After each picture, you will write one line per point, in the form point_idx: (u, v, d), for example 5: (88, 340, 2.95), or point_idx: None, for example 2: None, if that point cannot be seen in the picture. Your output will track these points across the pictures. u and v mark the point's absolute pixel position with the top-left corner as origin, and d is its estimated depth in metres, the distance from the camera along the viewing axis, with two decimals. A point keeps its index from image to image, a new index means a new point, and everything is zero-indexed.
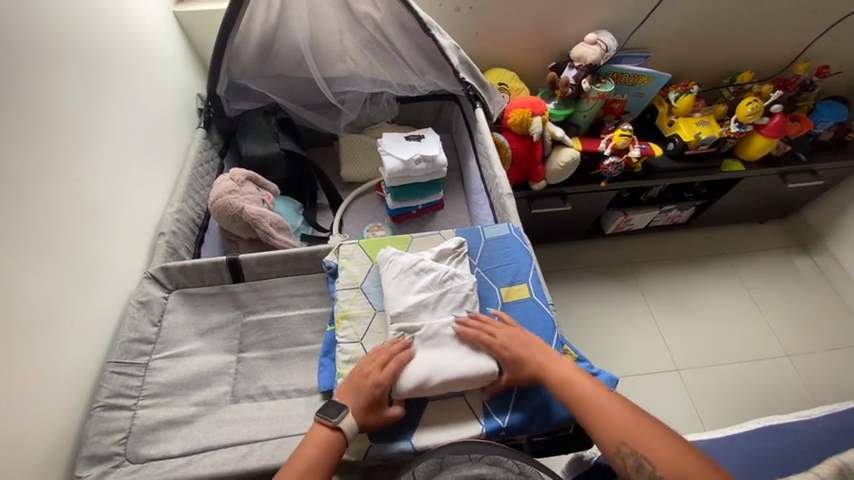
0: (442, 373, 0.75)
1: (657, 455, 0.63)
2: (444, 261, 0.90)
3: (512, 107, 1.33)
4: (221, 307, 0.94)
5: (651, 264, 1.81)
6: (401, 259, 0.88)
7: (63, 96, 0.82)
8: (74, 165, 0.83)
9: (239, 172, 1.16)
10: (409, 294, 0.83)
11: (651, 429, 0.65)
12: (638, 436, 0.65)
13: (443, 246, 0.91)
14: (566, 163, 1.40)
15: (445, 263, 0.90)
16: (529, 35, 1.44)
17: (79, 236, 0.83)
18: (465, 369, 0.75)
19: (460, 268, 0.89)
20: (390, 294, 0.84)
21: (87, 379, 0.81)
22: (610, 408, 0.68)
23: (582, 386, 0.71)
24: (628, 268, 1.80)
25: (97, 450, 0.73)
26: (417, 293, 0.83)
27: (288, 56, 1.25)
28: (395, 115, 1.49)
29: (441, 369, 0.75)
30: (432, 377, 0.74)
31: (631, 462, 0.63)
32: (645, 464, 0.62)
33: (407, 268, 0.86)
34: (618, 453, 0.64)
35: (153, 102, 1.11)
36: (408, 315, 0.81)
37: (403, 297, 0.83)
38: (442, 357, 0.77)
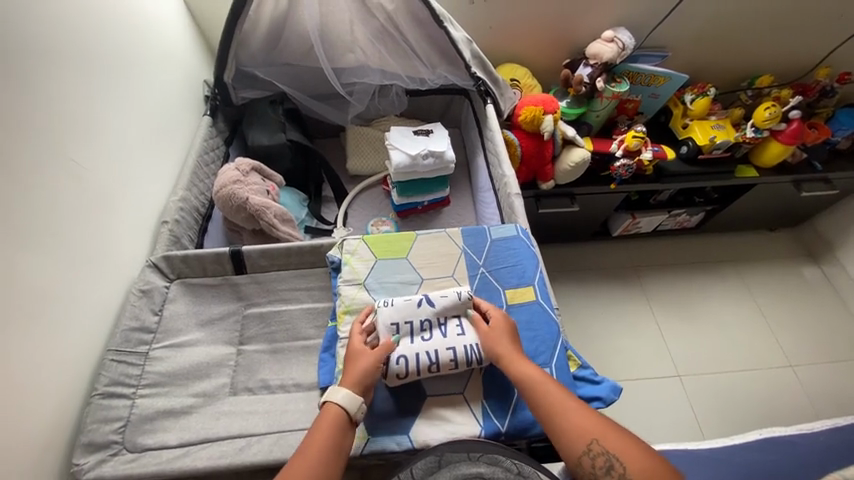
0: (421, 305, 0.80)
1: (624, 453, 0.61)
2: (442, 303, 0.80)
3: (524, 104, 1.31)
4: (222, 298, 0.94)
5: (657, 269, 1.79)
6: (394, 303, 0.80)
7: (66, 79, 0.81)
8: (78, 151, 0.82)
9: (243, 162, 1.14)
10: (408, 345, 0.76)
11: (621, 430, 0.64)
12: (605, 436, 0.63)
13: (444, 299, 0.81)
14: (576, 163, 1.36)
15: (443, 305, 0.80)
16: (543, 31, 1.41)
17: (79, 224, 0.82)
18: (440, 297, 0.81)
19: (457, 305, 0.81)
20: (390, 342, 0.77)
21: (88, 365, 0.81)
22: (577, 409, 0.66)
23: (552, 385, 0.69)
24: (633, 272, 1.78)
25: (95, 438, 0.73)
26: (415, 341, 0.77)
27: (297, 46, 1.22)
28: (404, 108, 1.47)
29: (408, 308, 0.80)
30: (410, 310, 0.80)
31: (599, 463, 0.61)
32: (616, 465, 0.60)
33: (400, 313, 0.79)
34: (587, 454, 0.62)
35: (159, 87, 1.09)
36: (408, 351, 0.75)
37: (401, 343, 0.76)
38: (406, 309, 0.80)
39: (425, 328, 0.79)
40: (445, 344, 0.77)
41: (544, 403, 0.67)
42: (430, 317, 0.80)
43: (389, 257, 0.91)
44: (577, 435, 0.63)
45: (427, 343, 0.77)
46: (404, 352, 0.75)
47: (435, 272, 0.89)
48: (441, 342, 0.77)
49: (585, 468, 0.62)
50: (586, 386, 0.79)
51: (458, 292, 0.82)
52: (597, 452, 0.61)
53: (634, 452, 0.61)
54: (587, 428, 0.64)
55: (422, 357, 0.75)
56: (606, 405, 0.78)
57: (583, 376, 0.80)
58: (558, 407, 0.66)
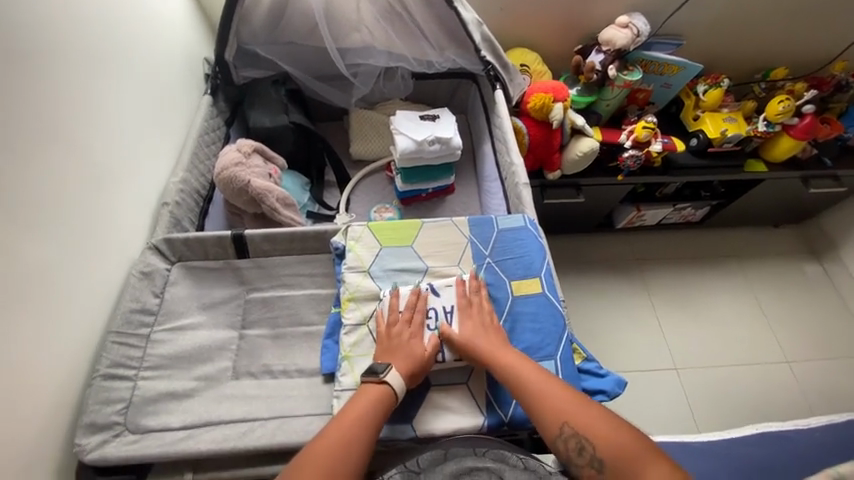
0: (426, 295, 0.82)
1: (595, 434, 0.62)
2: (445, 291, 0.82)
3: (533, 91, 1.28)
4: (224, 282, 0.92)
5: (660, 263, 1.78)
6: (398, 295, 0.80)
7: (64, 51, 0.78)
8: (77, 127, 0.80)
9: (246, 143, 1.12)
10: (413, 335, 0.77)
11: (596, 410, 0.65)
12: (578, 419, 0.64)
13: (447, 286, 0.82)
14: (584, 152, 1.34)
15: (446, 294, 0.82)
16: (556, 15, 1.36)
17: (80, 203, 0.80)
18: (445, 286, 0.82)
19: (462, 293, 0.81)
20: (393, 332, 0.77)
21: (90, 346, 0.80)
22: (552, 392, 0.67)
23: (527, 370, 0.70)
24: (635, 265, 1.77)
25: (97, 419, 0.72)
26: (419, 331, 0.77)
27: (301, 23, 1.18)
28: (410, 92, 1.43)
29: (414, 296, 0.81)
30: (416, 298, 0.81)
31: (571, 444, 0.63)
32: (586, 446, 0.62)
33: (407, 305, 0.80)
34: (559, 436, 0.64)
35: (159, 64, 1.06)
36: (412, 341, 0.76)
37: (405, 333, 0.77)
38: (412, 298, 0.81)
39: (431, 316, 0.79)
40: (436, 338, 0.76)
41: (520, 389, 0.68)
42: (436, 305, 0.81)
43: (395, 245, 0.89)
44: (550, 419, 0.65)
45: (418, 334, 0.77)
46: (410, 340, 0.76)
47: (440, 261, 0.88)
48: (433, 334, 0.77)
49: (559, 450, 0.63)
50: (591, 379, 0.79)
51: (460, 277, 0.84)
52: (569, 435, 0.63)
53: (606, 434, 0.62)
54: (560, 411, 0.65)
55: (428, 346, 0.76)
56: (610, 398, 0.78)
57: (588, 369, 0.80)
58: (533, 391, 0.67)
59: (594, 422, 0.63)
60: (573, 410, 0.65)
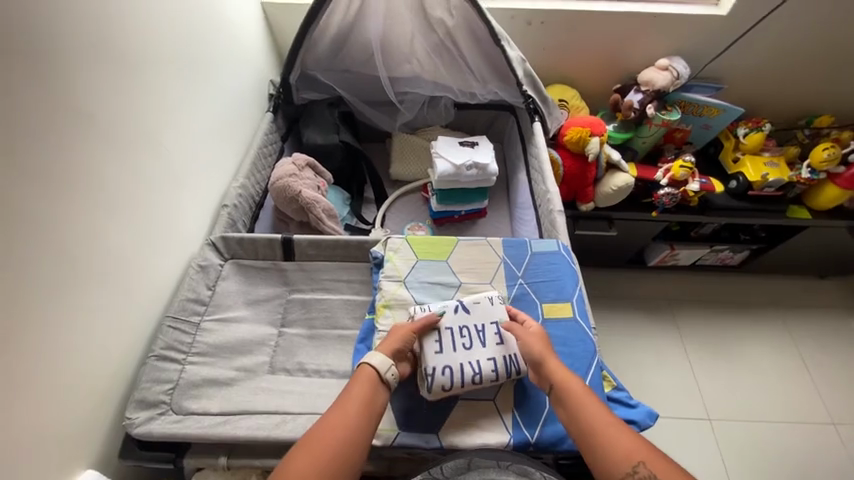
0: (458, 312, 0.83)
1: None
2: (476, 307, 0.84)
3: (570, 124, 1.33)
4: (269, 281, 0.99)
5: (693, 305, 1.73)
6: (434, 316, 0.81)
7: (161, 70, 0.91)
8: (162, 133, 0.92)
9: (300, 157, 1.22)
10: (450, 357, 0.78)
11: (669, 459, 0.60)
12: (652, 461, 0.59)
13: (478, 303, 0.84)
14: (618, 187, 1.37)
15: (477, 310, 0.83)
16: (596, 56, 1.43)
17: (157, 198, 0.91)
18: (475, 302, 0.84)
19: (494, 311, 0.83)
20: (431, 354, 0.78)
21: (147, 327, 0.88)
22: (619, 430, 0.63)
23: (591, 402, 0.67)
24: (667, 304, 1.72)
25: (147, 396, 0.78)
26: (457, 352, 0.79)
27: (358, 54, 1.30)
28: (451, 120, 1.52)
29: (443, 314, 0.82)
30: (449, 316, 0.82)
31: None
32: None
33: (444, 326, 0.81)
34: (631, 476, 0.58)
35: (232, 84, 1.20)
36: (451, 363, 0.77)
37: (444, 355, 0.78)
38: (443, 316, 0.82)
39: (465, 335, 0.81)
40: (495, 354, 0.79)
41: (583, 419, 0.66)
42: (467, 323, 0.82)
43: (432, 258, 0.94)
44: (619, 456, 0.60)
45: (476, 347, 0.80)
46: (448, 362, 0.77)
47: (474, 278, 0.91)
48: (497, 350, 0.79)
49: None
50: (620, 408, 0.78)
51: (491, 297, 0.85)
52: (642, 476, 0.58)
53: None
54: (630, 450, 0.60)
55: (465, 366, 0.77)
56: (640, 430, 0.76)
57: (618, 397, 0.79)
58: (596, 423, 0.65)
59: (668, 469, 0.58)
60: (646, 451, 0.60)
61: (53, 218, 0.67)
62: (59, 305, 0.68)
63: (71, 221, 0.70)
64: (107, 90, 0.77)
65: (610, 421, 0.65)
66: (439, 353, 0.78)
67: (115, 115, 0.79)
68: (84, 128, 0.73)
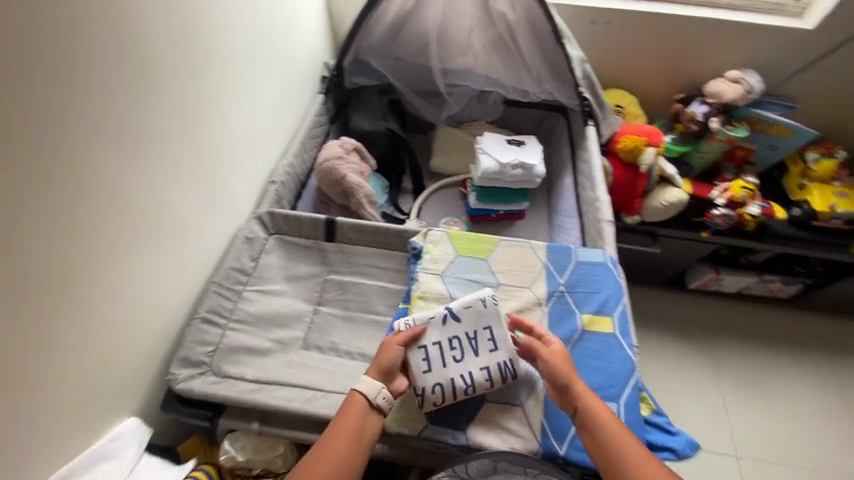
0: (446, 322, 0.78)
1: None
2: (467, 315, 0.79)
3: (625, 132, 1.29)
4: (309, 260, 1.01)
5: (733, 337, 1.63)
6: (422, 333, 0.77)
7: (229, 45, 0.95)
8: (224, 106, 0.96)
9: (348, 142, 1.23)
10: (440, 372, 0.75)
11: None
12: None
13: (468, 311, 0.79)
14: (670, 202, 1.31)
15: (467, 318, 0.79)
16: (658, 63, 1.37)
17: (214, 167, 0.95)
18: (463, 309, 0.79)
19: (486, 322, 0.79)
20: (420, 373, 0.75)
21: (195, 290, 0.93)
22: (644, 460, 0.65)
23: (618, 429, 0.68)
24: (704, 332, 1.64)
25: (190, 355, 0.83)
26: (446, 367, 0.76)
27: (412, 43, 1.28)
28: (498, 115, 1.47)
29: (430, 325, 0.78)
30: (437, 329, 0.78)
31: None
32: None
33: (432, 342, 0.77)
34: None
35: (290, 65, 1.23)
36: (441, 381, 0.74)
37: (433, 373, 0.75)
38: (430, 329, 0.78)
39: (455, 346, 0.77)
40: (488, 362, 0.76)
41: (610, 447, 0.67)
42: (457, 333, 0.78)
43: (471, 255, 0.93)
44: None
45: (467, 354, 0.77)
46: (439, 379, 0.74)
47: (513, 281, 0.88)
48: (490, 358, 0.76)
49: None
50: (656, 432, 0.76)
51: (534, 292, 0.87)
52: None
53: None
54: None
55: (457, 379, 0.75)
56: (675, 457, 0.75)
57: (655, 421, 0.77)
58: (624, 452, 0.66)
59: None
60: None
61: (124, 177, 0.72)
62: (121, 259, 0.73)
63: (138, 182, 0.75)
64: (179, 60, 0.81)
65: (637, 450, 0.66)
66: (427, 372, 0.75)
67: (184, 85, 0.83)
68: (155, 95, 0.76)
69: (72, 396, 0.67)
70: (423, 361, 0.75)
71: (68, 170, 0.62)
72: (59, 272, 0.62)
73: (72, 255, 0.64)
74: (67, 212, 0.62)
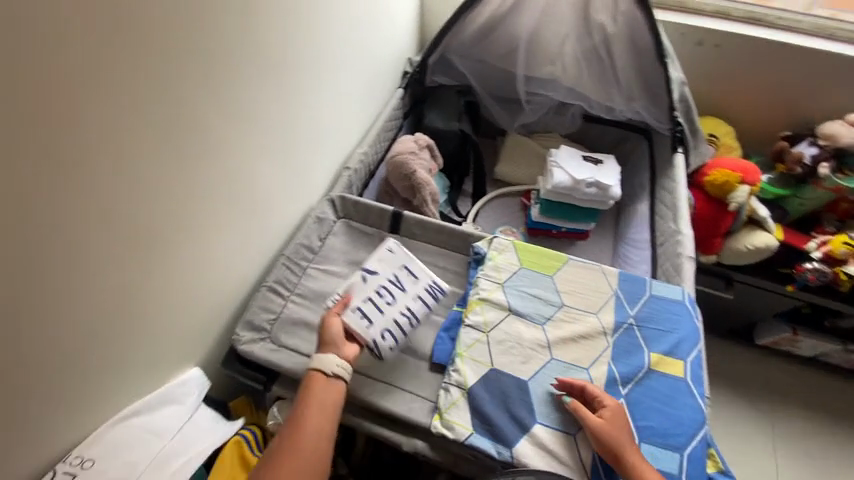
0: (367, 281, 0.85)
1: None
2: (377, 264, 0.88)
3: (717, 164, 1.19)
4: (370, 248, 1.03)
5: (827, 413, 1.37)
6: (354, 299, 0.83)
7: (329, 32, 1.00)
8: (316, 88, 1.01)
9: (422, 138, 1.24)
10: (385, 321, 0.82)
11: None
12: None
13: (377, 261, 0.87)
14: (757, 247, 1.20)
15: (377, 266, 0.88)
16: (769, 94, 1.25)
17: (299, 145, 1.00)
18: (373, 262, 0.88)
19: (400, 268, 0.88)
20: (371, 332, 0.80)
21: (265, 259, 0.98)
22: None
23: None
24: (786, 402, 1.40)
25: (254, 319, 0.88)
26: (385, 315, 0.82)
27: (502, 44, 1.26)
28: (573, 129, 1.40)
29: (354, 287, 0.85)
30: (362, 289, 0.84)
31: None
32: None
33: (365, 304, 0.83)
34: None
35: (378, 58, 1.28)
36: (389, 329, 0.81)
37: (378, 324, 0.81)
38: (357, 291, 0.84)
39: (385, 294, 0.84)
40: (417, 293, 0.86)
41: None
42: (383, 283, 0.86)
43: (537, 270, 0.90)
44: None
45: (400, 293, 0.85)
46: (384, 326, 0.81)
47: (578, 303, 0.85)
48: (415, 290, 0.86)
49: None
50: None
51: (600, 320, 0.82)
52: None
53: None
54: None
55: (400, 318, 0.83)
56: None
57: None
58: None
59: None
60: None
61: (220, 142, 0.78)
62: (206, 216, 0.79)
63: (229, 147, 0.80)
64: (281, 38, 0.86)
65: None
66: (369, 327, 0.80)
67: (281, 62, 0.87)
68: (258, 70, 0.83)
69: (151, 334, 0.74)
70: (364, 322, 0.81)
71: (175, 127, 0.68)
72: (157, 219, 0.69)
73: (166, 205, 0.70)
74: (167, 164, 0.68)
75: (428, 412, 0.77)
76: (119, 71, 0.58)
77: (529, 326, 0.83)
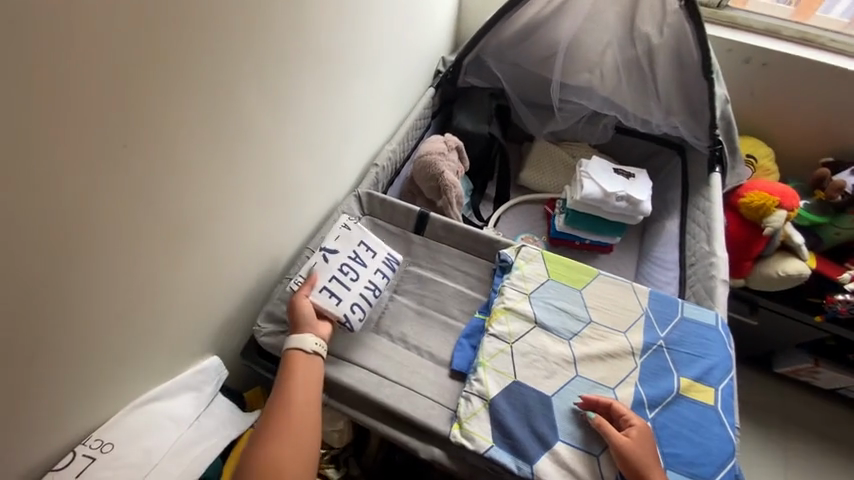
0: (328, 260, 0.88)
1: None
2: (340, 244, 0.90)
3: (754, 187, 1.16)
4: (394, 248, 1.02)
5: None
6: (320, 281, 0.85)
7: (368, 26, 0.99)
8: (352, 82, 1.00)
9: (451, 139, 1.21)
10: (353, 299, 0.85)
11: None
12: None
13: (338, 241, 0.90)
14: (789, 274, 1.15)
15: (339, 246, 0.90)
16: (815, 115, 1.21)
17: (331, 138, 0.99)
18: (334, 242, 0.90)
19: (359, 244, 0.91)
20: (343, 312, 0.83)
21: (289, 252, 0.97)
22: None
23: None
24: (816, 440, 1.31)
25: (274, 312, 0.87)
26: (351, 293, 0.86)
27: (540, 49, 1.24)
28: (605, 140, 1.38)
29: (319, 269, 0.87)
30: (325, 269, 0.87)
31: None
32: None
33: (331, 285, 0.85)
34: None
35: (414, 55, 1.26)
36: (358, 307, 0.85)
37: (346, 304, 0.84)
38: (322, 272, 0.86)
39: (346, 271, 0.87)
40: (377, 267, 0.90)
41: None
42: (344, 260, 0.88)
43: (564, 283, 0.88)
44: None
45: (362, 268, 0.89)
46: (350, 304, 0.84)
47: (606, 320, 0.83)
48: (376, 265, 0.90)
49: None
50: None
51: (629, 340, 0.80)
52: None
53: None
54: None
55: (364, 294, 0.86)
56: None
57: None
58: None
59: None
60: None
61: (255, 130, 0.77)
62: (235, 201, 0.78)
63: (263, 133, 0.79)
64: (322, 26, 0.85)
65: None
66: (337, 307, 0.83)
67: (320, 50, 0.86)
68: (299, 59, 0.82)
69: (173, 319, 0.73)
70: (333, 303, 0.83)
71: (212, 113, 0.67)
72: (190, 204, 0.68)
73: (199, 189, 0.69)
74: (203, 147, 0.68)
75: (447, 420, 0.76)
76: (165, 50, 0.57)
77: (555, 341, 0.81)
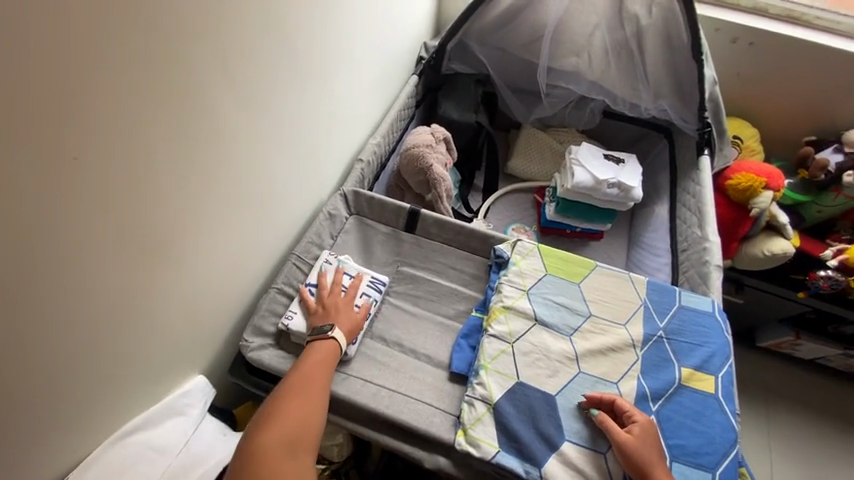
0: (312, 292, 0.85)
1: None
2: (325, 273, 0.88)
3: (742, 168, 1.16)
4: (385, 247, 0.97)
5: (840, 423, 1.35)
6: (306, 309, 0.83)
7: (342, 11, 0.92)
8: (329, 72, 0.94)
9: (438, 130, 1.16)
10: None
11: None
12: None
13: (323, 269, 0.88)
14: (774, 253, 1.17)
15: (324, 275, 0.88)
16: (798, 94, 1.22)
17: (310, 133, 0.93)
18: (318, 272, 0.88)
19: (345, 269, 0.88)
20: None
21: (272, 258, 0.92)
22: None
23: None
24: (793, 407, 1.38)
25: (262, 324, 0.82)
26: None
27: (526, 32, 1.19)
28: (593, 126, 1.36)
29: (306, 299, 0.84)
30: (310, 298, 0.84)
31: None
32: None
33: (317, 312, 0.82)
34: None
35: (394, 41, 1.19)
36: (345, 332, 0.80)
37: None
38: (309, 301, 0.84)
39: None
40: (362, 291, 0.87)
41: None
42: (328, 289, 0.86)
43: (562, 277, 0.86)
44: None
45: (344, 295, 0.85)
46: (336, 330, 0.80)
47: (605, 313, 0.82)
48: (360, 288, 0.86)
49: None
50: None
51: (630, 333, 0.79)
52: None
53: None
54: None
55: None
56: None
57: None
58: None
59: None
60: None
61: (225, 129, 0.70)
62: (210, 209, 0.72)
63: (235, 133, 0.72)
64: (295, 12, 0.78)
65: None
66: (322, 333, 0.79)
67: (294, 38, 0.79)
68: (269, 50, 0.75)
69: (151, 341, 0.67)
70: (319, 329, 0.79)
71: (176, 113, 0.61)
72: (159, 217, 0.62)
73: (166, 199, 0.63)
74: (169, 154, 0.61)
75: (450, 427, 0.74)
76: (115, 45, 0.50)
77: (555, 338, 0.79)
